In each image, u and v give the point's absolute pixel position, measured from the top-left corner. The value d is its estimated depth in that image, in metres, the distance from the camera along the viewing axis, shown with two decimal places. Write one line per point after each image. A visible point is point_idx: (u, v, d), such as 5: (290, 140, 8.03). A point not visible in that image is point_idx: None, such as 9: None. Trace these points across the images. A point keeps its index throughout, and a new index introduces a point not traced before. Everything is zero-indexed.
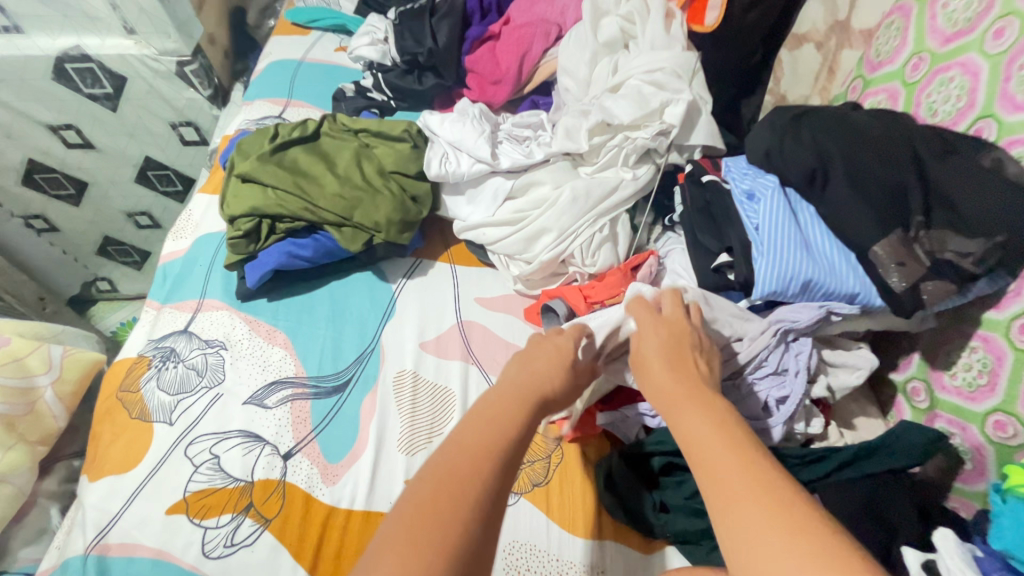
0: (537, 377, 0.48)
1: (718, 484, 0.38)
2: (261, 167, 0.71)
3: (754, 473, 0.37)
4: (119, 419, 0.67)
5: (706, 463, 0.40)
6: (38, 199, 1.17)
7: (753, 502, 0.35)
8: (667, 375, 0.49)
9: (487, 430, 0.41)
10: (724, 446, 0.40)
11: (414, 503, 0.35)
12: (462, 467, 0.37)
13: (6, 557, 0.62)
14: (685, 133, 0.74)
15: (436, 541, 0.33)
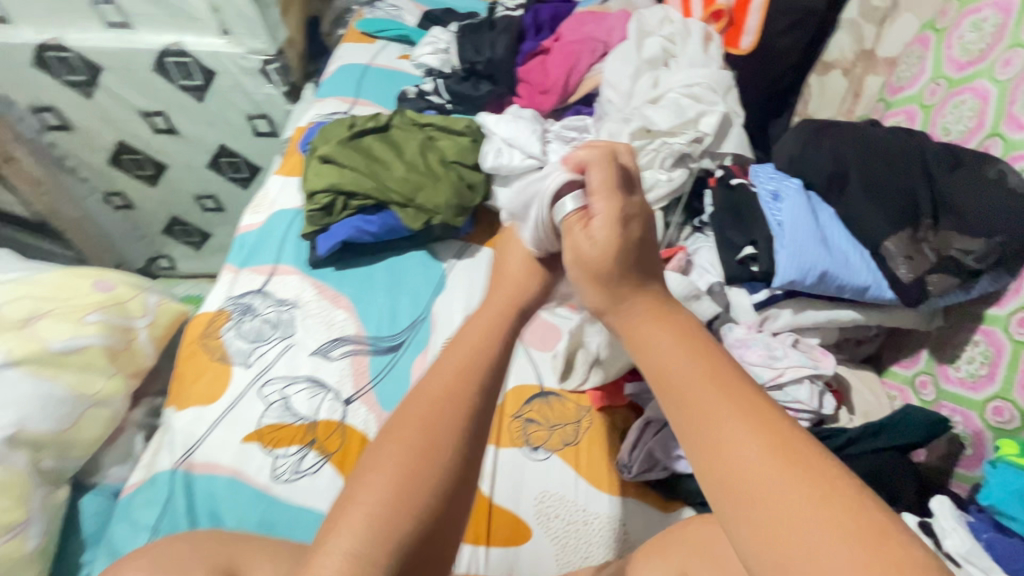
0: (510, 298, 0.48)
1: (692, 413, 0.31)
2: (341, 150, 0.82)
3: (733, 390, 0.31)
4: (201, 360, 0.76)
5: (681, 389, 0.32)
6: (121, 177, 1.32)
7: (732, 421, 0.29)
8: (608, 287, 0.39)
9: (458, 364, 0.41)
10: (697, 361, 0.33)
11: (396, 442, 0.37)
12: (438, 405, 0.39)
13: (99, 471, 0.72)
14: (718, 141, 0.82)
15: (417, 479, 0.36)
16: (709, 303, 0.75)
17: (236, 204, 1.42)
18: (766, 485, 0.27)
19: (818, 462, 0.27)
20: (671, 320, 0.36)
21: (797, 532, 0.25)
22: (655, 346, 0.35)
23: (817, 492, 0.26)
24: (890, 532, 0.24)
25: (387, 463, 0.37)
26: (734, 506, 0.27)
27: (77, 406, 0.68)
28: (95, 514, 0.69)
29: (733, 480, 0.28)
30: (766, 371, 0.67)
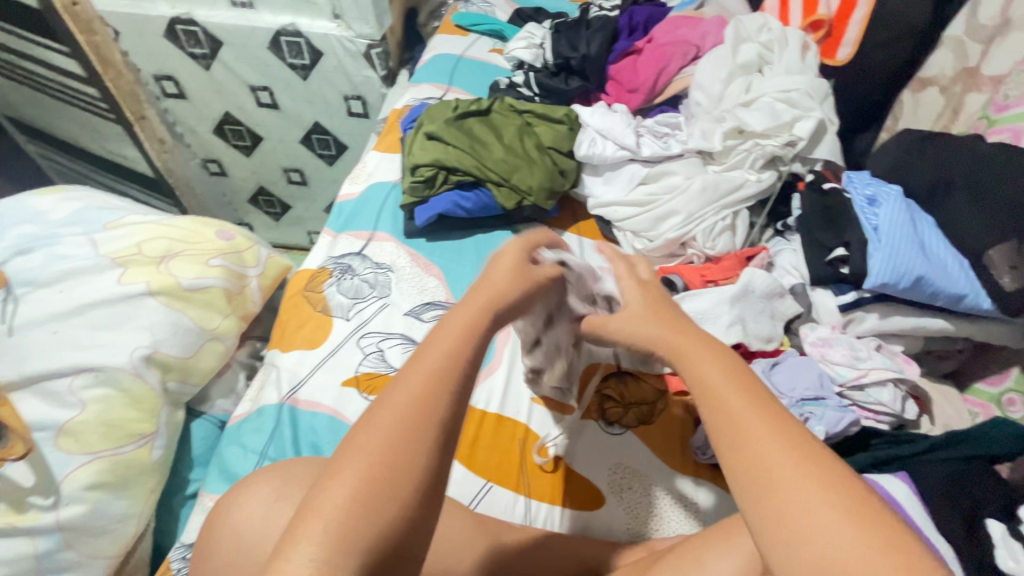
0: (490, 290, 0.46)
1: (732, 431, 0.36)
2: (446, 129, 0.89)
3: (768, 409, 0.37)
4: (305, 310, 0.82)
5: (723, 411, 0.37)
6: (220, 146, 1.42)
7: (766, 434, 0.35)
8: (663, 328, 0.48)
9: (446, 357, 0.39)
10: (736, 384, 0.39)
11: (374, 436, 0.36)
12: (421, 405, 0.37)
13: (207, 401, 0.79)
14: (811, 147, 0.83)
15: (398, 486, 0.34)
16: (792, 302, 0.76)
17: (319, 179, 1.50)
18: (795, 487, 0.32)
19: (835, 472, 0.33)
20: (715, 351, 0.43)
21: (815, 524, 0.31)
22: (700, 369, 0.41)
23: (834, 495, 0.31)
24: (895, 531, 0.30)
25: (365, 452, 0.35)
26: (763, 501, 0.33)
27: (198, 338, 0.75)
28: (202, 438, 0.77)
29: (761, 479, 0.33)
30: (850, 371, 0.68)
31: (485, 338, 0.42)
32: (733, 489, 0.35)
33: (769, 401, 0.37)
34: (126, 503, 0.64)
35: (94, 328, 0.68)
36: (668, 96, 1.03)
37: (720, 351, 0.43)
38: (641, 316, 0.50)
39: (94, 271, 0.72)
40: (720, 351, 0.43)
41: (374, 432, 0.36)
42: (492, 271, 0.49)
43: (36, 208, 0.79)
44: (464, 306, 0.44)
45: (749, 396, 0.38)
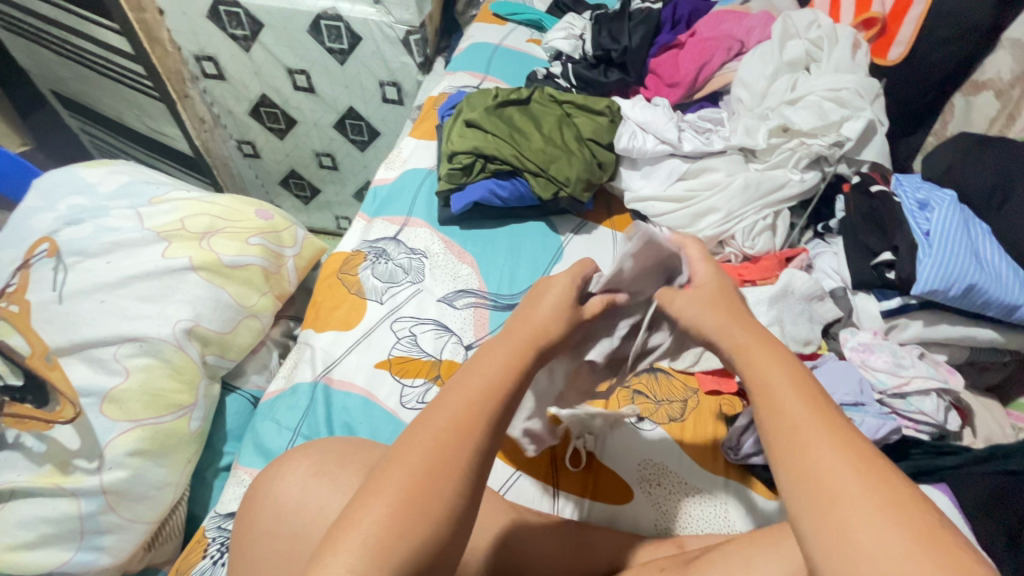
0: (533, 330, 0.47)
1: (798, 451, 0.34)
2: (486, 117, 0.90)
3: (828, 421, 0.35)
4: (339, 292, 0.83)
5: (788, 428, 0.36)
6: (256, 128, 1.44)
7: (825, 444, 0.34)
8: (725, 322, 0.46)
9: (483, 387, 0.40)
10: (796, 392, 0.38)
11: (410, 455, 0.37)
12: (459, 427, 0.38)
13: (243, 377, 0.81)
14: (858, 148, 0.81)
15: (429, 505, 0.35)
16: (833, 306, 0.75)
17: (351, 164, 1.50)
18: (854, 500, 0.31)
19: (898, 489, 0.31)
20: (775, 354, 0.41)
21: (870, 537, 0.29)
22: (761, 372, 0.40)
23: (899, 510, 0.30)
24: (963, 555, 0.28)
25: (402, 471, 0.36)
26: (817, 511, 0.32)
27: (237, 314, 0.76)
28: (236, 413, 0.78)
29: (817, 488, 0.33)
30: (891, 378, 0.66)
31: (526, 375, 0.44)
32: (792, 503, 0.33)
33: (830, 413, 0.36)
34: (165, 471, 0.66)
35: (138, 299, 0.69)
36: (709, 92, 1.01)
37: (781, 353, 0.41)
38: (702, 306, 0.49)
39: (140, 244, 0.73)
40: (781, 355, 0.41)
41: (413, 452, 0.37)
42: (535, 311, 0.50)
43: (85, 179, 0.81)
44: (499, 341, 0.46)
45: (815, 412, 0.36)
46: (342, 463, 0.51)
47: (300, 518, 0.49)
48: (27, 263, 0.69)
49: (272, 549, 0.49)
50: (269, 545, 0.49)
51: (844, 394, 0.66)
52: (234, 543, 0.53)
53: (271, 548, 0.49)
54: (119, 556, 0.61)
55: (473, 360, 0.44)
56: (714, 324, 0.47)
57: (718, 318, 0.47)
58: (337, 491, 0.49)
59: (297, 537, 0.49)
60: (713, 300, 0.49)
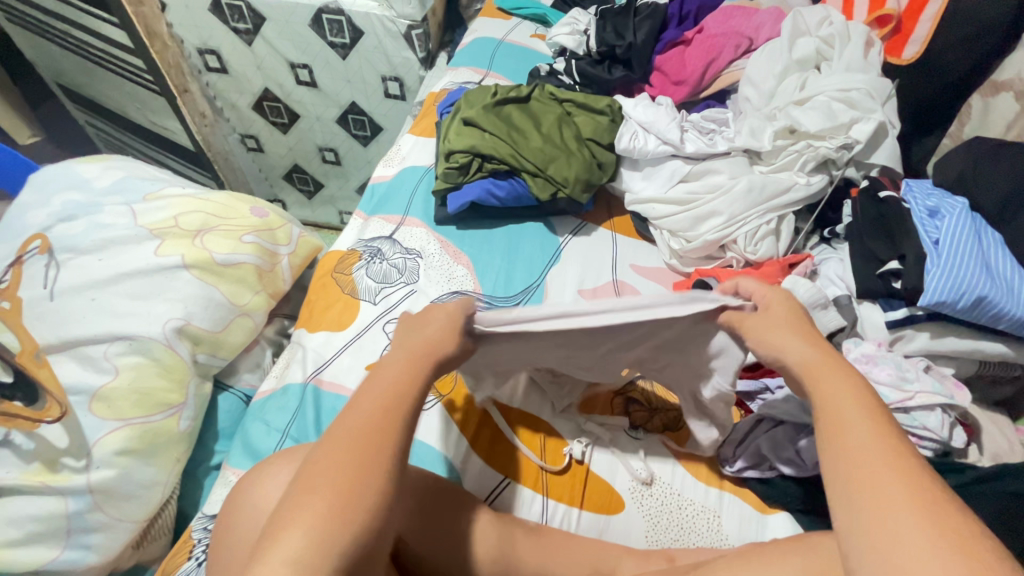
0: (425, 339, 0.48)
1: (853, 464, 0.37)
2: (484, 115, 0.88)
3: (886, 441, 0.37)
4: (333, 292, 0.83)
5: (848, 443, 0.38)
6: (259, 122, 1.44)
7: (885, 470, 0.36)
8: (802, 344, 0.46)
9: (386, 398, 0.42)
10: (862, 412, 0.40)
11: (324, 469, 0.38)
12: (362, 440, 0.39)
13: (235, 375, 0.80)
14: (867, 151, 0.78)
15: (346, 512, 0.36)
16: (836, 315, 0.70)
17: (354, 159, 1.49)
18: (901, 513, 0.34)
19: (948, 510, 0.33)
20: (847, 383, 0.42)
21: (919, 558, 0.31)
22: (827, 392, 0.42)
23: (941, 530, 0.32)
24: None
25: (322, 481, 0.37)
26: (868, 517, 0.34)
27: (229, 313, 0.76)
28: (228, 411, 0.78)
29: (879, 512, 0.34)
30: (894, 392, 0.64)
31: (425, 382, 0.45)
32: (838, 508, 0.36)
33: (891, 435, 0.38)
34: (154, 470, 0.66)
35: (129, 297, 0.69)
36: (716, 90, 0.98)
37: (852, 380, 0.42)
38: (779, 326, 0.48)
39: (133, 241, 0.73)
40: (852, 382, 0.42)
41: (324, 465, 0.38)
42: (424, 323, 0.50)
43: (82, 174, 0.81)
44: (394, 353, 0.47)
45: (876, 432, 0.38)
46: None
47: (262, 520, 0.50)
48: (19, 259, 0.69)
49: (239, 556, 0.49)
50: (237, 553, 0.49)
51: None
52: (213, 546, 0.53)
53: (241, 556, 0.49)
54: (106, 555, 0.61)
55: (376, 373, 0.45)
56: (790, 343, 0.46)
57: (793, 339, 0.47)
58: None
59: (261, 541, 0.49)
60: (789, 323, 0.48)
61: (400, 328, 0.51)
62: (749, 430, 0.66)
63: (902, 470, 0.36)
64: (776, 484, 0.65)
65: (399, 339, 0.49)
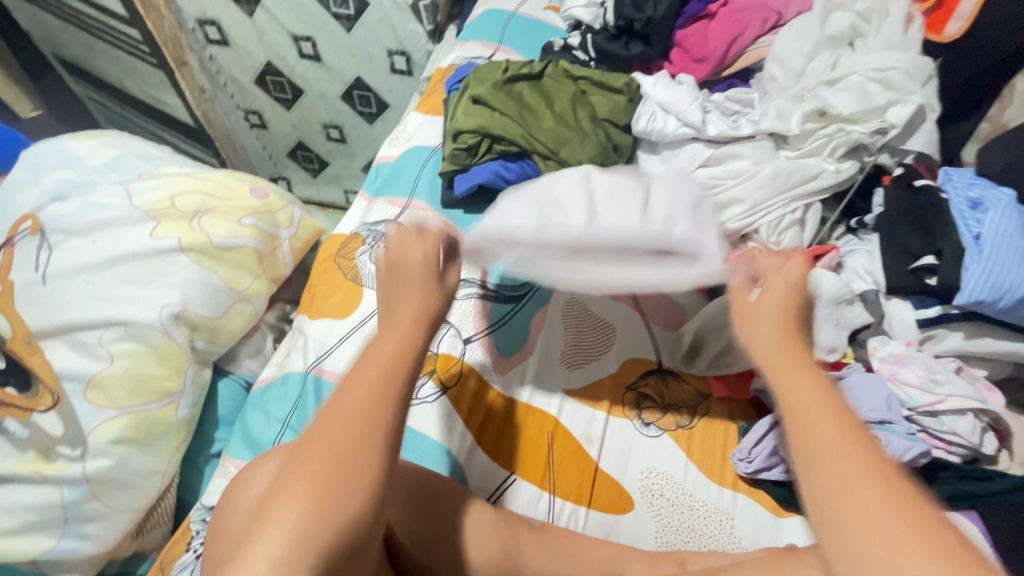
0: (416, 295, 0.42)
1: (810, 449, 0.31)
2: (494, 93, 0.84)
3: (845, 430, 0.31)
4: (336, 277, 0.80)
5: (804, 433, 0.32)
6: (262, 97, 1.40)
7: (849, 466, 0.30)
8: (776, 340, 0.39)
9: (377, 372, 0.36)
10: (821, 401, 0.33)
11: (316, 442, 0.33)
12: (347, 425, 0.33)
13: (235, 362, 0.78)
14: (903, 136, 0.73)
15: (339, 485, 0.32)
16: (862, 311, 0.68)
17: (360, 137, 1.45)
18: (867, 508, 0.28)
19: (919, 502, 0.28)
20: (817, 376, 0.35)
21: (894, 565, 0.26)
22: (791, 385, 0.35)
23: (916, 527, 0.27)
24: None
25: (310, 463, 0.32)
26: (826, 510, 0.29)
27: (228, 298, 0.73)
28: (228, 398, 0.76)
29: (837, 504, 0.29)
30: (922, 395, 0.60)
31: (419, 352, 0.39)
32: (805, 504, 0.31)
33: (854, 423, 0.32)
34: (151, 459, 0.64)
35: (125, 281, 0.67)
36: (740, 68, 0.93)
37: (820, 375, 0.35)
38: (761, 313, 0.41)
39: (128, 223, 0.71)
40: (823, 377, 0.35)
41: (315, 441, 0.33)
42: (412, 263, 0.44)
43: (75, 152, 0.78)
44: (399, 305, 0.42)
45: (837, 417, 0.32)
46: None
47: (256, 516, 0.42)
48: (10, 241, 0.67)
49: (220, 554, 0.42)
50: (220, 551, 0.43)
51: (877, 418, 0.60)
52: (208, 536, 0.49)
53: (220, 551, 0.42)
54: (104, 545, 0.60)
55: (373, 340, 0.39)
56: (764, 335, 0.39)
57: (767, 326, 0.40)
58: None
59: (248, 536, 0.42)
60: (782, 304, 0.41)
61: (381, 275, 0.45)
62: (767, 432, 0.63)
63: (864, 456, 0.30)
64: (793, 487, 0.61)
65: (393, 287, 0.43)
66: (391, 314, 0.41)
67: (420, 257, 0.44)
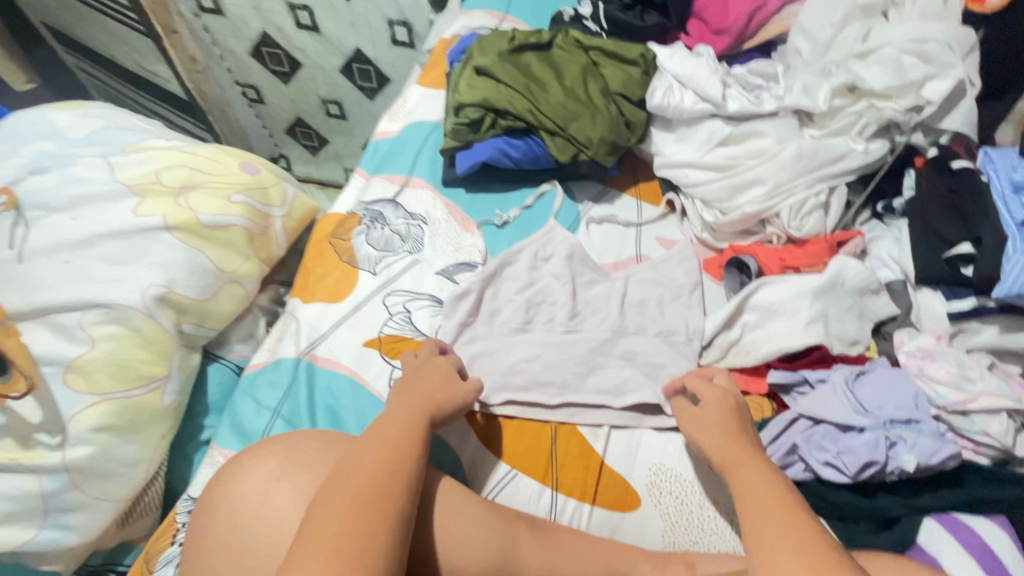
0: (421, 396, 0.54)
1: (767, 560, 0.40)
2: (499, 63, 0.79)
3: (783, 508, 0.43)
4: (330, 259, 0.76)
5: (759, 539, 0.41)
6: (258, 70, 1.34)
7: (791, 567, 0.38)
8: (722, 440, 0.53)
9: (393, 444, 0.47)
10: (766, 495, 0.45)
11: (327, 527, 0.39)
12: (370, 484, 0.42)
13: (225, 346, 0.75)
14: (941, 112, 0.67)
15: (362, 547, 0.38)
16: (889, 301, 0.65)
17: (360, 113, 1.40)
18: None
19: None
20: (754, 464, 0.49)
21: None
22: (743, 479, 0.47)
23: None
24: None
25: (322, 555, 0.37)
26: None
27: (216, 280, 0.70)
28: (218, 383, 0.73)
29: None
30: (953, 393, 0.56)
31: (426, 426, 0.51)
32: None
33: (804, 530, 0.40)
34: (135, 448, 0.61)
35: (106, 261, 0.63)
36: (761, 41, 0.86)
37: (762, 464, 0.49)
38: (706, 426, 0.55)
39: (110, 199, 0.67)
40: (758, 463, 0.49)
41: (329, 512, 0.40)
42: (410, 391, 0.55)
43: (55, 124, 0.74)
44: (399, 407, 0.52)
45: (781, 509, 0.43)
46: (307, 464, 0.48)
47: (262, 540, 0.45)
48: None
49: (219, 562, 0.45)
50: (218, 556, 0.45)
51: (907, 417, 0.56)
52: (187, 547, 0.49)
53: (216, 560, 0.45)
54: (87, 535, 0.58)
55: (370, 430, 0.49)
56: (711, 439, 0.54)
57: (712, 436, 0.54)
58: (299, 494, 0.46)
59: (248, 549, 0.45)
60: (715, 419, 0.55)
61: (394, 380, 0.59)
62: (784, 429, 0.59)
63: (802, 545, 0.39)
64: (812, 489, 0.57)
65: (400, 396, 0.55)
66: (379, 429, 0.49)
67: (428, 386, 0.56)
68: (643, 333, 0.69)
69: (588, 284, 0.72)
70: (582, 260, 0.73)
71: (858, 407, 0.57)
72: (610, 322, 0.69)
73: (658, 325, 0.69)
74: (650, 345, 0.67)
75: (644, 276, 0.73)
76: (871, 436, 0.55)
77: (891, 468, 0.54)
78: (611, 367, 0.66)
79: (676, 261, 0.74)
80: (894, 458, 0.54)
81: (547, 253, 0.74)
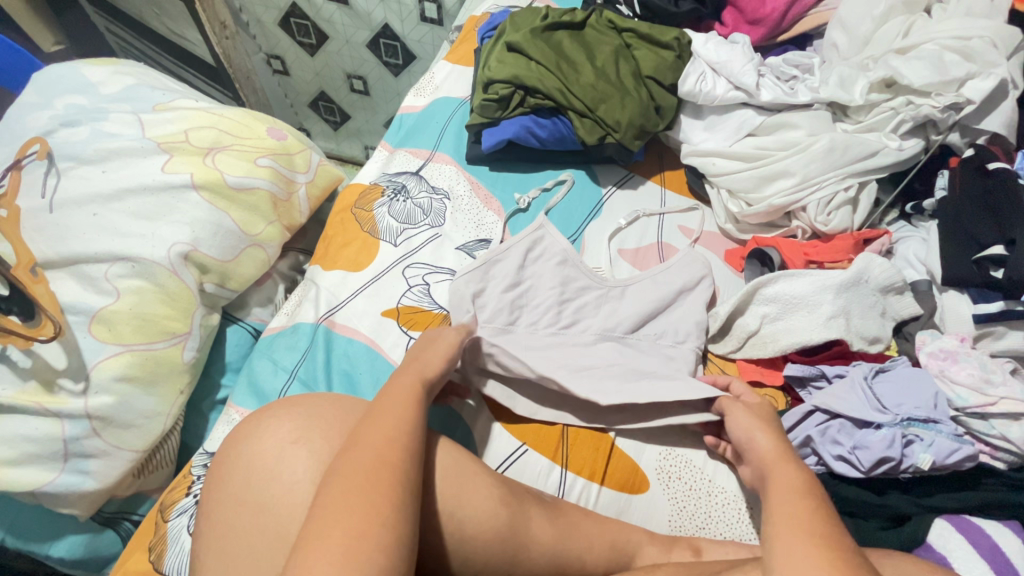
0: (430, 369, 0.54)
1: (779, 538, 0.40)
2: (531, 40, 0.79)
3: (799, 496, 0.43)
4: (352, 228, 0.77)
5: (775, 521, 0.42)
6: (285, 40, 1.35)
7: (795, 542, 0.39)
8: (762, 433, 0.52)
9: (403, 417, 0.46)
10: (785, 488, 0.45)
11: (337, 505, 0.39)
12: (382, 461, 0.42)
13: (245, 309, 0.76)
14: (978, 113, 0.65)
15: (374, 523, 0.38)
16: (911, 301, 0.65)
17: (383, 90, 1.40)
18: None
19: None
20: (794, 461, 0.48)
21: None
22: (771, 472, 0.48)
23: None
24: None
25: (336, 527, 0.37)
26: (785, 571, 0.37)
27: (239, 242, 0.70)
28: (236, 344, 0.74)
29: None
30: (973, 396, 0.55)
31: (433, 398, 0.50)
32: None
33: (812, 513, 0.41)
34: (155, 400, 0.62)
35: (134, 216, 0.64)
36: (797, 33, 0.85)
37: (795, 463, 0.48)
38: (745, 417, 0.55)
39: (140, 154, 0.67)
40: (792, 462, 0.48)
41: (341, 487, 0.40)
42: (419, 364, 0.54)
43: (88, 78, 0.75)
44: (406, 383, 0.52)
45: (799, 499, 0.43)
46: (320, 431, 0.48)
47: (280, 505, 0.45)
48: (17, 164, 0.64)
49: (234, 517, 0.46)
50: (233, 513, 0.47)
51: (925, 416, 0.55)
52: (205, 502, 0.50)
53: (234, 516, 0.46)
54: (105, 482, 0.58)
55: (382, 404, 0.48)
56: (750, 431, 0.53)
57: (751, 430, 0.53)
58: (315, 459, 0.47)
59: (264, 508, 0.46)
60: (755, 412, 0.55)
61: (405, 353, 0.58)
62: (799, 421, 0.59)
63: (811, 525, 0.40)
64: (822, 481, 0.58)
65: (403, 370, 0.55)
66: (393, 402, 0.48)
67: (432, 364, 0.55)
68: (661, 318, 0.68)
69: (592, 286, 0.70)
70: (576, 265, 0.70)
71: (877, 404, 0.57)
72: (630, 311, 0.68)
73: (678, 313, 0.68)
74: (665, 328, 0.68)
75: (642, 286, 0.70)
76: (885, 432, 0.55)
77: (905, 465, 0.53)
78: (626, 351, 0.66)
79: (684, 266, 0.71)
80: (909, 456, 0.53)
81: (538, 253, 0.71)
